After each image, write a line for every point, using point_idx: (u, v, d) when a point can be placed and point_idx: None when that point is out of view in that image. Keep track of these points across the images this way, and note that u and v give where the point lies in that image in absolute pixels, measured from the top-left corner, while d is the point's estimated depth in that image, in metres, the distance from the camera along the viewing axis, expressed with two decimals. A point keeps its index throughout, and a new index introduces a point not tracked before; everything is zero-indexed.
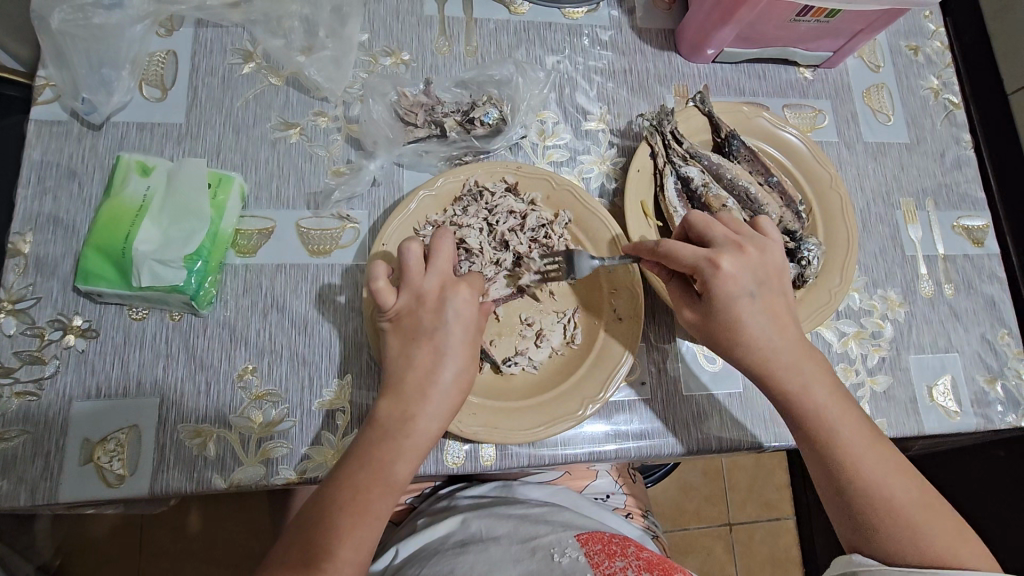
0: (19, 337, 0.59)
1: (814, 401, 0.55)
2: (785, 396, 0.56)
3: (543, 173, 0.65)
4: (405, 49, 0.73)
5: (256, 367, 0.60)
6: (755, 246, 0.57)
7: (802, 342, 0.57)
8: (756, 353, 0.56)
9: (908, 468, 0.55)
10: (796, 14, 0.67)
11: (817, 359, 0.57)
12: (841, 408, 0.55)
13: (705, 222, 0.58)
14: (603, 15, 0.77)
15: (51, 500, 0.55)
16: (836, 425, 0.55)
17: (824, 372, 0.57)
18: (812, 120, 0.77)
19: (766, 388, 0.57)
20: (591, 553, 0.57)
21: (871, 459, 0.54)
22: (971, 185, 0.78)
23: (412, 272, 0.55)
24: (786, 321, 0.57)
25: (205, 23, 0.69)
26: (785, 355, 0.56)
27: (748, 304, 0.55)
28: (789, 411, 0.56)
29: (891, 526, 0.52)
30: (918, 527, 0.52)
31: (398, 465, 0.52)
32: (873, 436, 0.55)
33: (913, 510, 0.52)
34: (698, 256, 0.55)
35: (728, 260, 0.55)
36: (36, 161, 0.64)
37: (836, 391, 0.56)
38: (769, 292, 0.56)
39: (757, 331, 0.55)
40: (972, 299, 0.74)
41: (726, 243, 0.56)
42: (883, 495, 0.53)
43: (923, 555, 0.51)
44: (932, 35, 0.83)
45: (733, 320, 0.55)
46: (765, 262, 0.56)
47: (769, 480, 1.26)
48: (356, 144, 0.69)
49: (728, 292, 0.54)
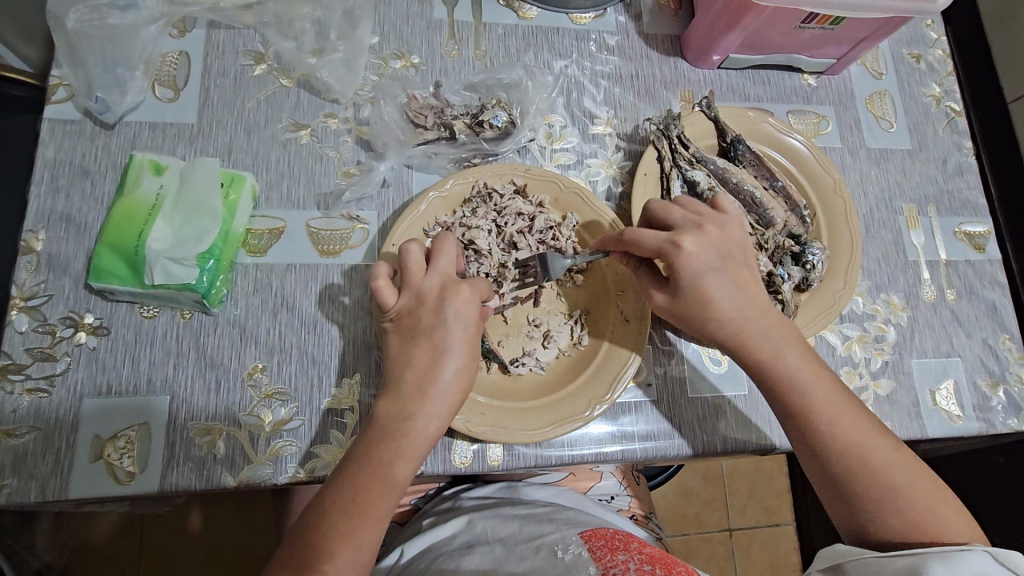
0: (30, 334, 0.59)
1: (785, 368, 0.56)
2: (760, 367, 0.57)
3: (552, 175, 0.66)
4: (414, 52, 0.73)
5: (266, 366, 0.61)
6: (714, 223, 0.58)
7: (769, 312, 0.58)
8: (729, 323, 0.57)
9: (884, 431, 0.55)
10: (801, 21, 0.68)
11: (786, 327, 0.58)
12: (812, 373, 0.56)
13: (662, 206, 0.59)
14: (610, 21, 0.78)
15: (61, 496, 0.55)
16: (810, 393, 0.55)
17: (792, 339, 0.57)
18: (816, 126, 0.78)
19: (740, 358, 0.58)
20: (593, 548, 0.58)
21: (847, 421, 0.54)
22: (973, 192, 0.79)
23: (412, 272, 0.56)
24: (753, 291, 0.58)
25: (217, 25, 0.70)
26: (755, 323, 0.57)
27: (712, 279, 0.56)
28: (762, 381, 0.57)
29: (871, 492, 0.53)
30: (896, 489, 0.52)
31: (396, 466, 0.52)
32: (845, 400, 0.56)
33: (891, 472, 0.53)
34: (661, 239, 0.56)
35: (689, 239, 0.56)
36: (49, 159, 0.64)
37: (809, 358, 0.57)
38: (733, 265, 0.57)
39: (724, 305, 0.56)
40: (974, 304, 0.74)
41: (684, 224, 0.58)
42: (860, 458, 0.53)
43: (907, 519, 0.52)
44: (933, 43, 0.84)
45: (703, 296, 0.56)
46: (725, 237, 0.58)
47: (768, 485, 1.27)
48: (366, 145, 0.69)
49: (694, 269, 0.56)
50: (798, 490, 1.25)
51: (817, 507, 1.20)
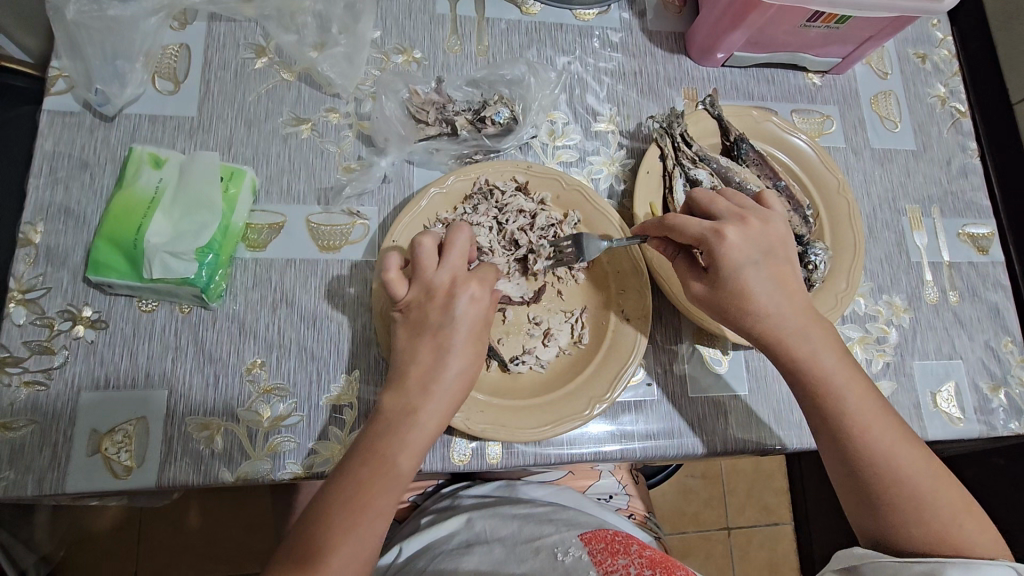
0: (28, 327, 0.59)
1: (823, 367, 0.55)
2: (797, 366, 0.56)
3: (554, 172, 0.66)
4: (416, 47, 0.73)
5: (264, 362, 0.61)
6: (759, 218, 0.58)
7: (808, 313, 0.57)
8: (765, 321, 0.56)
9: (912, 437, 0.55)
10: (807, 19, 0.67)
11: (822, 329, 0.57)
12: (849, 376, 0.55)
13: (708, 198, 0.59)
14: (614, 17, 0.77)
15: (57, 491, 0.55)
16: (845, 395, 0.55)
17: (831, 342, 0.57)
18: (819, 126, 0.77)
19: (775, 357, 0.57)
20: (594, 551, 0.58)
21: (881, 425, 0.54)
22: (976, 194, 0.79)
23: (424, 265, 0.55)
24: (792, 292, 0.57)
25: (218, 18, 0.70)
26: (792, 323, 0.56)
27: (753, 273, 0.56)
28: (799, 381, 0.56)
29: (896, 497, 0.52)
30: (924, 497, 0.52)
31: (399, 460, 0.51)
32: (881, 406, 0.55)
33: (920, 480, 0.53)
34: (704, 227, 0.56)
35: (731, 231, 0.56)
36: (48, 151, 0.64)
37: (844, 362, 0.56)
38: (773, 263, 0.57)
39: (763, 302, 0.56)
40: (976, 306, 0.74)
41: (728, 217, 0.58)
42: (889, 464, 0.53)
43: (930, 527, 0.52)
44: (939, 43, 0.83)
45: (741, 289, 0.56)
46: (769, 234, 0.57)
47: (767, 485, 1.27)
48: (367, 141, 0.69)
49: (734, 261, 0.55)
50: (797, 490, 1.25)
51: (816, 507, 1.20)
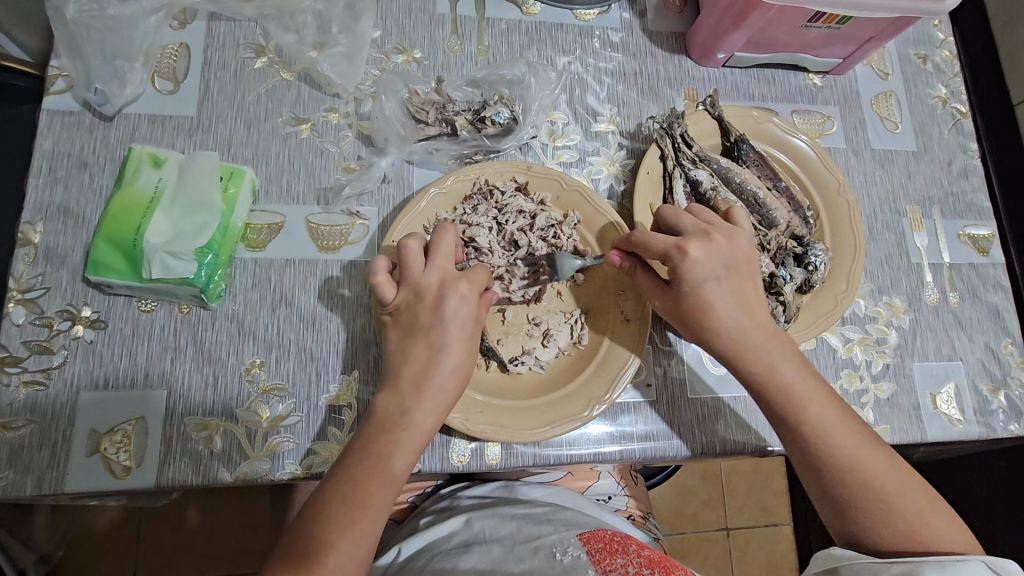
0: (28, 326, 0.59)
1: (782, 380, 0.55)
2: (755, 381, 0.56)
3: (554, 173, 0.66)
4: (416, 47, 0.73)
5: (264, 362, 0.60)
6: (723, 233, 0.58)
7: (769, 326, 0.57)
8: (727, 335, 0.56)
9: (880, 444, 0.55)
10: (807, 20, 0.67)
11: (783, 341, 0.57)
12: (809, 387, 0.55)
13: (674, 214, 0.59)
14: (615, 17, 0.77)
15: (56, 490, 0.55)
16: (805, 408, 0.55)
17: (791, 353, 0.57)
18: (820, 126, 0.77)
19: (737, 372, 0.57)
20: (592, 551, 0.57)
21: (843, 435, 0.54)
22: (977, 195, 0.79)
23: (412, 267, 0.55)
24: (754, 304, 0.57)
25: (217, 17, 0.70)
26: (751, 335, 0.56)
27: (714, 288, 0.56)
28: (760, 396, 0.56)
29: (864, 506, 0.52)
30: (892, 504, 0.52)
31: (396, 459, 0.51)
32: (843, 415, 0.55)
33: (888, 488, 0.52)
34: (667, 243, 0.56)
35: (695, 246, 0.56)
36: (47, 151, 0.64)
37: (807, 374, 0.56)
38: (737, 275, 0.57)
39: (723, 316, 0.56)
40: (976, 307, 0.74)
41: (693, 232, 0.57)
42: (854, 474, 0.53)
43: (903, 533, 0.51)
44: (941, 43, 0.83)
45: (702, 303, 0.56)
46: (733, 249, 0.57)
47: (766, 486, 1.27)
48: (367, 141, 0.69)
49: (696, 276, 0.55)
50: (796, 491, 1.25)
51: (815, 508, 1.20)
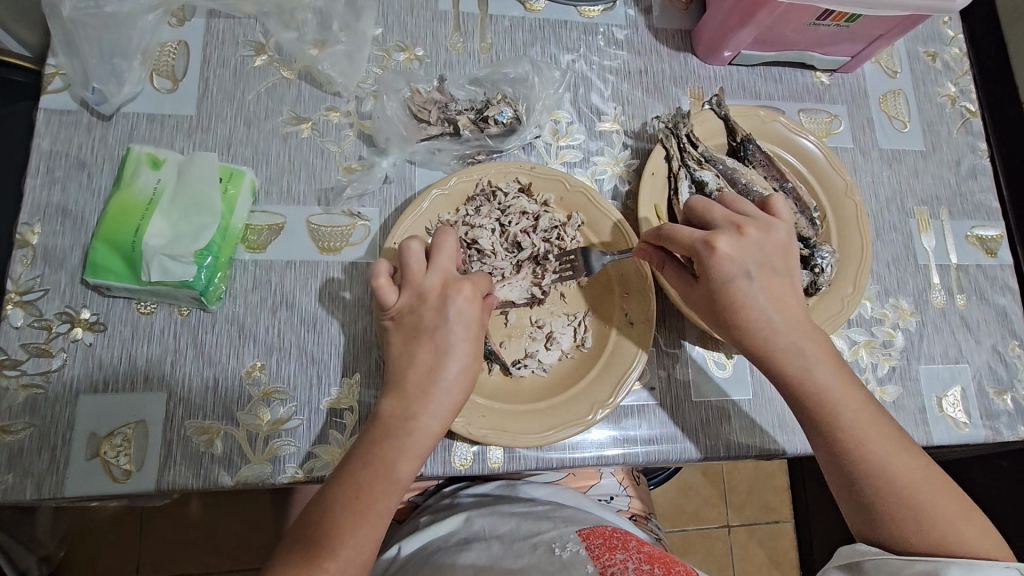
0: (26, 329, 0.58)
1: (815, 380, 0.54)
2: (786, 380, 0.55)
3: (557, 173, 0.65)
4: (418, 45, 0.72)
5: (264, 365, 0.60)
6: (756, 226, 0.56)
7: (804, 323, 0.56)
8: (758, 334, 0.55)
9: (912, 447, 0.54)
10: (816, 17, 0.66)
11: (818, 339, 0.56)
12: (842, 387, 0.55)
13: (705, 206, 0.58)
14: (620, 14, 0.76)
15: (56, 494, 0.54)
16: (839, 407, 0.54)
17: (825, 352, 0.56)
18: (827, 125, 0.76)
19: (767, 370, 0.56)
20: (591, 547, 0.57)
21: (876, 437, 0.53)
22: (986, 195, 0.78)
23: (413, 270, 0.54)
24: (789, 303, 0.56)
25: (216, 14, 0.69)
26: (783, 334, 0.55)
27: (746, 287, 0.54)
28: (791, 395, 0.55)
29: (894, 508, 0.52)
30: (922, 504, 0.51)
31: (400, 464, 0.51)
32: (875, 416, 0.54)
33: (919, 488, 0.52)
34: (696, 238, 0.55)
35: (725, 241, 0.54)
36: (45, 150, 0.63)
37: (841, 372, 0.55)
38: (770, 273, 0.55)
39: (757, 314, 0.55)
40: (984, 309, 0.73)
41: (725, 226, 0.56)
42: (886, 475, 0.52)
43: (930, 536, 0.51)
44: (950, 41, 0.82)
45: (731, 301, 0.55)
46: (767, 243, 0.56)
47: (768, 483, 1.26)
48: (368, 141, 0.68)
49: (725, 273, 0.54)
50: (798, 489, 1.25)
51: (817, 507, 1.20)
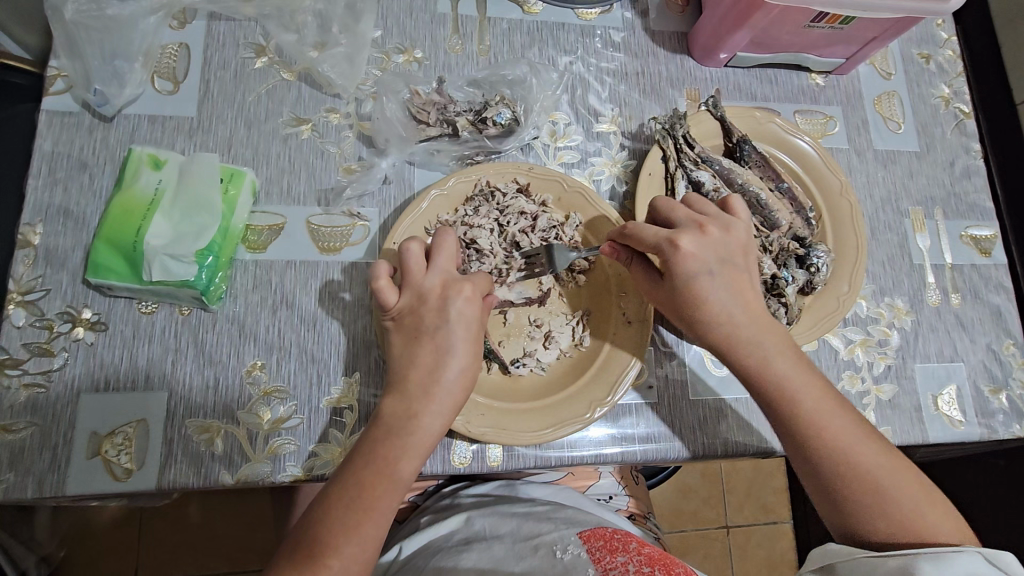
0: (28, 328, 0.59)
1: (776, 374, 0.55)
2: (748, 374, 0.56)
3: (555, 174, 0.65)
4: (417, 47, 0.72)
5: (265, 364, 0.60)
6: (717, 225, 0.57)
7: (764, 318, 0.57)
8: (718, 327, 0.56)
9: (875, 436, 0.55)
10: (811, 20, 0.67)
11: (777, 333, 0.57)
12: (804, 379, 0.55)
13: (669, 206, 0.59)
14: (617, 17, 0.77)
15: (58, 493, 0.55)
16: (799, 399, 0.54)
17: (786, 347, 0.56)
18: (822, 126, 0.77)
19: (730, 365, 0.57)
20: (592, 549, 0.57)
21: (838, 427, 0.54)
22: (980, 195, 0.78)
23: (413, 271, 0.55)
24: (749, 297, 0.57)
25: (217, 17, 0.69)
26: (748, 328, 0.56)
27: (707, 282, 0.55)
28: (754, 390, 0.56)
29: (859, 497, 0.52)
30: (885, 493, 0.52)
31: (402, 463, 0.51)
32: (837, 407, 0.55)
33: (882, 478, 0.52)
34: (658, 237, 0.56)
35: (686, 239, 0.55)
36: (47, 152, 0.64)
37: (802, 365, 0.56)
38: (731, 268, 0.56)
39: (718, 308, 0.55)
40: (979, 308, 0.74)
41: (687, 224, 0.57)
42: (850, 465, 0.52)
43: (895, 524, 0.51)
44: (944, 43, 0.83)
45: (695, 296, 0.55)
46: (728, 241, 0.57)
47: (766, 484, 1.27)
48: (368, 142, 0.68)
49: (688, 270, 0.55)
50: (797, 490, 1.25)
51: (815, 507, 1.20)
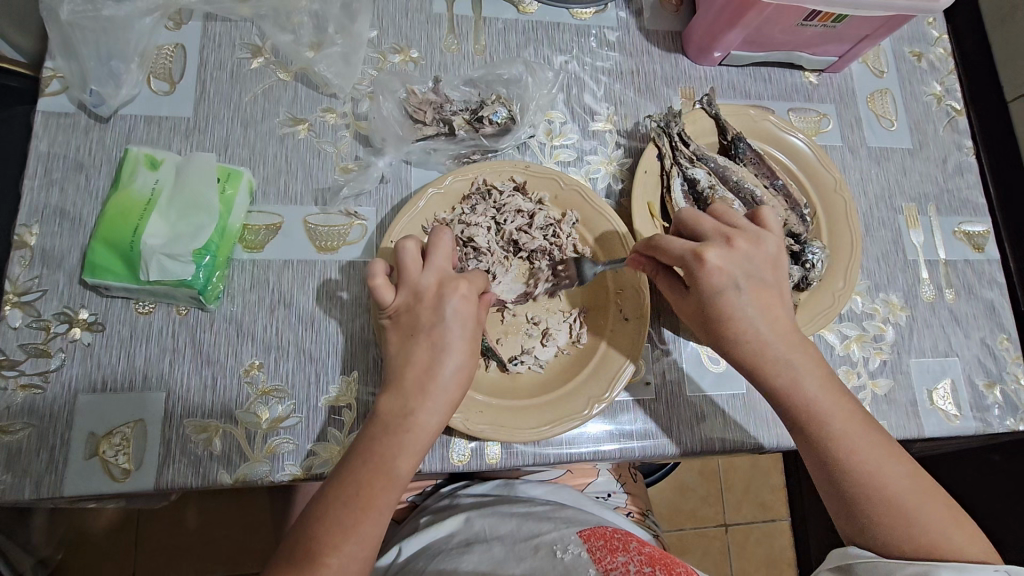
0: (24, 329, 0.59)
1: (802, 391, 0.55)
2: (774, 389, 0.56)
3: (551, 172, 0.66)
4: (413, 47, 0.73)
5: (263, 363, 0.60)
6: (749, 240, 0.57)
7: (791, 334, 0.56)
8: (745, 342, 0.55)
9: (901, 455, 0.54)
10: (804, 18, 0.68)
11: (806, 350, 0.56)
12: (831, 396, 0.55)
13: (694, 217, 0.58)
14: (611, 16, 0.77)
15: (55, 494, 0.54)
16: (826, 415, 0.54)
17: (813, 364, 0.56)
18: (816, 124, 0.78)
19: (755, 379, 0.56)
20: (593, 548, 0.57)
21: (864, 446, 0.53)
22: (973, 192, 0.79)
23: (410, 268, 0.55)
24: (778, 314, 0.56)
25: (213, 18, 0.69)
26: (774, 346, 0.55)
27: (735, 297, 0.55)
28: (779, 406, 0.56)
29: (883, 516, 0.52)
30: (911, 514, 0.51)
31: (400, 461, 0.51)
32: (865, 425, 0.54)
33: (906, 497, 0.52)
34: (685, 248, 0.55)
35: (714, 252, 0.55)
36: (43, 153, 0.63)
37: (829, 381, 0.56)
38: (759, 284, 0.56)
39: (744, 324, 0.55)
40: (973, 304, 0.74)
41: (714, 237, 0.57)
42: (876, 485, 0.52)
43: (920, 543, 0.51)
44: (935, 41, 0.84)
45: (722, 311, 0.55)
46: (756, 256, 0.56)
47: (764, 482, 1.27)
48: (364, 141, 0.69)
49: (714, 284, 0.55)
50: (794, 488, 1.25)
51: (812, 505, 1.20)
